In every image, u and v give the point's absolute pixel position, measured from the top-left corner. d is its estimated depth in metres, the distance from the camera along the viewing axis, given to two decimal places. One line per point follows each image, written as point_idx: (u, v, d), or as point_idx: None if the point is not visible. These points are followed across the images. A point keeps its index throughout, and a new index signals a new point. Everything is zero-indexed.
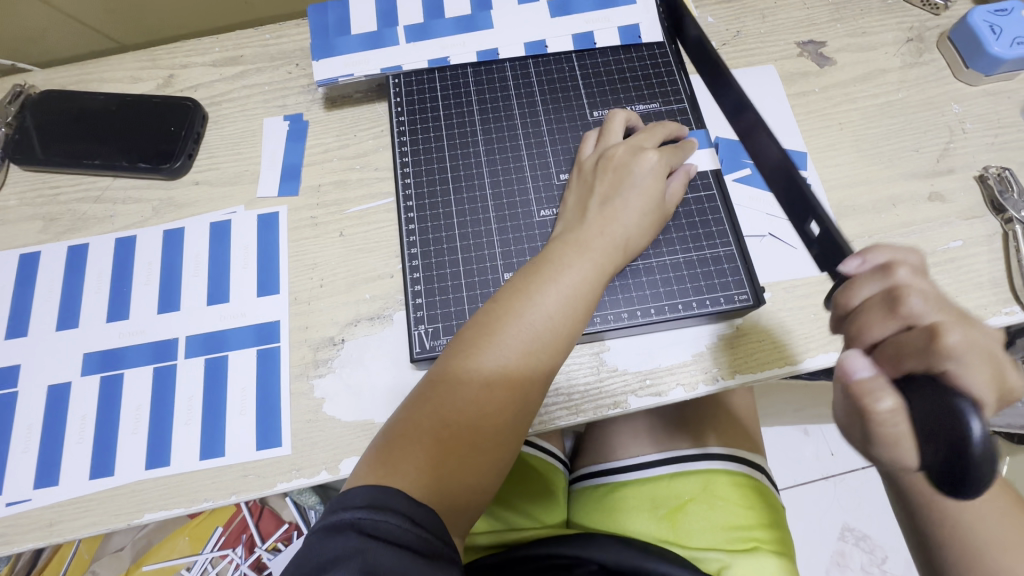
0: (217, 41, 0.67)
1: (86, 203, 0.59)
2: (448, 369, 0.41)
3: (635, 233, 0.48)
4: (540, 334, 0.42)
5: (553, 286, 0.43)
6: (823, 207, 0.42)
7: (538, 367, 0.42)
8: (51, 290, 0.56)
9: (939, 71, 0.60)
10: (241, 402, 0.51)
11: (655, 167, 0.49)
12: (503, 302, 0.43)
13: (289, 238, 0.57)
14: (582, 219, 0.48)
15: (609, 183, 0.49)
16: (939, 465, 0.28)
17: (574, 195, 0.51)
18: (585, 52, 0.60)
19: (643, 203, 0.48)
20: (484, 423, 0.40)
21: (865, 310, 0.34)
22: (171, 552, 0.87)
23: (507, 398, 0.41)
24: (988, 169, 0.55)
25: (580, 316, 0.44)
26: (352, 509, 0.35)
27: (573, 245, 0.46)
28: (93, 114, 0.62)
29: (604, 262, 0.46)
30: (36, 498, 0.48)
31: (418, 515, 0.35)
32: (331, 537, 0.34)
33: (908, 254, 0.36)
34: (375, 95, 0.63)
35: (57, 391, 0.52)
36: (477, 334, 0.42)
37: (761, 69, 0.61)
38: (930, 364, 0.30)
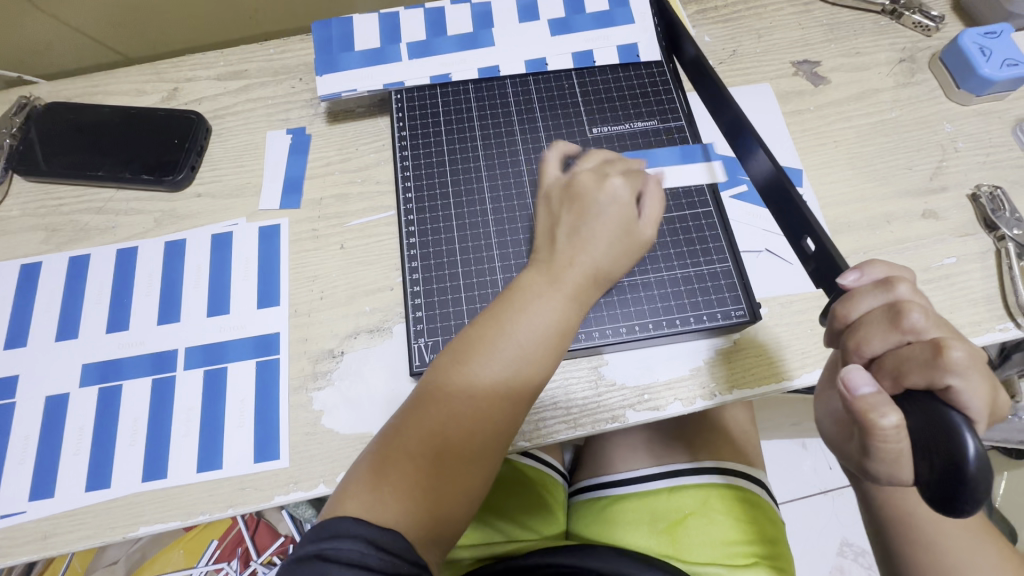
0: (222, 56, 0.68)
1: (89, 214, 0.60)
2: (428, 394, 0.42)
3: (605, 262, 0.46)
4: (515, 362, 0.42)
5: (527, 315, 0.43)
6: (819, 224, 0.43)
7: (514, 392, 0.42)
8: (52, 300, 0.56)
9: (931, 91, 0.61)
10: (240, 414, 0.51)
11: (622, 192, 0.47)
12: (479, 329, 0.43)
13: (291, 251, 0.57)
14: (551, 248, 0.46)
15: (574, 214, 0.47)
16: (936, 482, 0.28)
17: (539, 224, 0.49)
18: (585, 70, 0.61)
19: (610, 232, 0.46)
20: (461, 448, 0.40)
21: (864, 324, 0.33)
22: (166, 566, 0.85)
23: (485, 423, 0.41)
24: (980, 188, 0.56)
25: (557, 342, 0.43)
26: (318, 539, 0.36)
27: (544, 275, 0.45)
28: (98, 127, 0.62)
29: (574, 290, 0.44)
30: (30, 511, 0.48)
31: (381, 540, 0.36)
32: (301, 569, 0.35)
33: (902, 273, 0.37)
34: (377, 110, 0.63)
35: (55, 402, 0.52)
36: (452, 361, 0.42)
37: (757, 87, 0.62)
38: (933, 380, 0.30)
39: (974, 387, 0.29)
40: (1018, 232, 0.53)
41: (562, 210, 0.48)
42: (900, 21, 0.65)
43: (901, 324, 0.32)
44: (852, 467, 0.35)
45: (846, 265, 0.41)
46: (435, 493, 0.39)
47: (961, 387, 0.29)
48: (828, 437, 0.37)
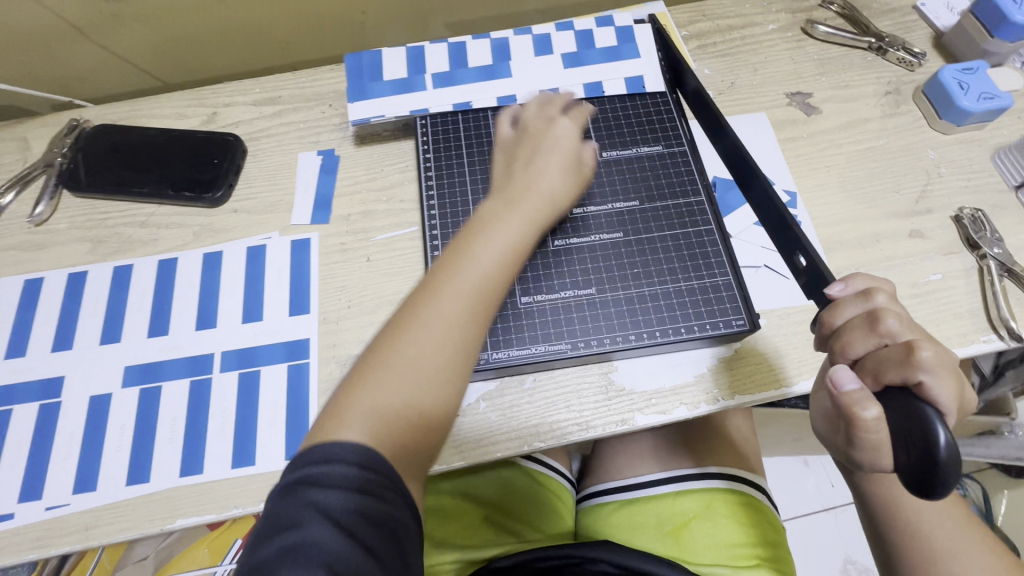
0: (258, 83, 0.73)
1: (132, 227, 0.64)
2: (398, 326, 0.44)
3: (557, 186, 0.54)
4: (475, 283, 0.46)
5: (489, 239, 0.48)
6: (808, 241, 0.47)
7: (476, 314, 0.45)
8: (97, 306, 0.60)
9: (915, 121, 0.66)
10: (272, 414, 0.54)
11: (569, 131, 0.57)
12: (445, 259, 0.47)
13: (320, 263, 0.61)
14: (508, 176, 0.54)
15: (527, 147, 0.56)
16: (912, 468, 0.32)
17: (495, 161, 0.57)
18: (595, 99, 0.66)
19: (562, 160, 0.55)
20: (431, 365, 0.43)
21: (847, 329, 0.37)
22: (191, 563, 0.83)
23: (453, 344, 0.44)
24: (962, 210, 0.60)
25: (513, 264, 0.49)
26: (302, 466, 0.38)
27: (504, 204, 0.51)
28: (142, 147, 0.67)
29: (531, 213, 0.51)
30: (74, 503, 0.51)
31: (364, 458, 0.38)
32: (287, 496, 0.37)
33: (883, 284, 0.41)
34: (401, 133, 0.68)
35: (98, 402, 0.55)
36: (421, 293, 0.45)
37: (753, 116, 0.67)
38: (907, 376, 0.33)
39: (944, 383, 0.33)
40: (998, 251, 0.57)
41: (518, 145, 0.56)
42: (885, 57, 0.70)
43: (878, 328, 0.35)
44: (841, 459, 0.38)
45: (834, 277, 0.44)
46: (407, 410, 0.41)
47: (932, 382, 0.33)
48: (820, 433, 0.40)
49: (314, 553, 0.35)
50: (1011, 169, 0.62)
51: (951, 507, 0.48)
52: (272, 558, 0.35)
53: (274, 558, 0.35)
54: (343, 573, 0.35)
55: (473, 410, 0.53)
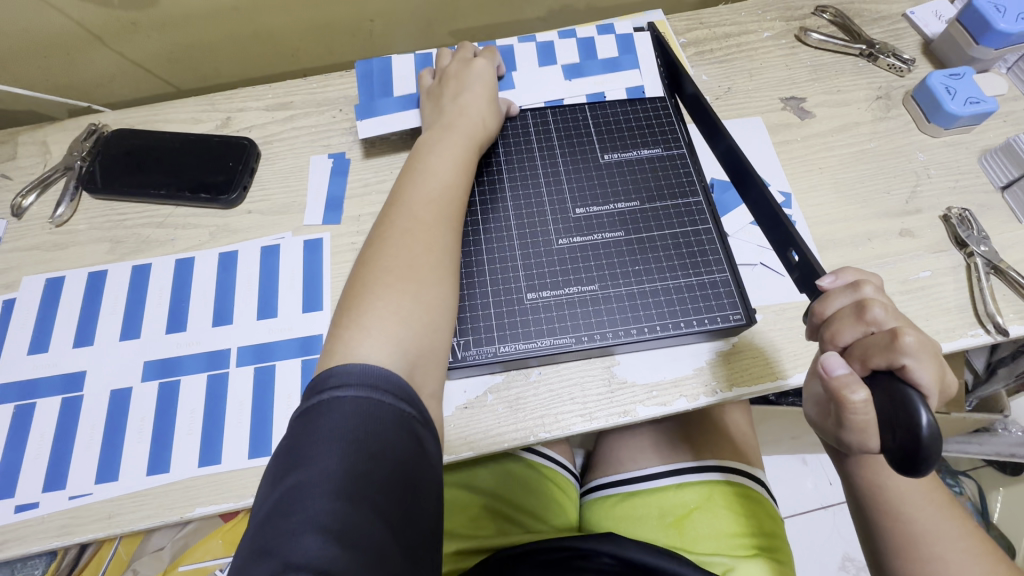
0: (270, 89, 0.75)
1: (150, 227, 0.66)
2: (373, 243, 0.51)
3: (486, 113, 0.62)
4: (429, 185, 0.55)
5: (434, 160, 0.57)
6: (800, 237, 0.49)
7: (437, 209, 0.53)
8: (117, 303, 0.62)
9: (905, 125, 0.68)
10: (287, 406, 0.56)
11: (483, 65, 0.66)
12: (400, 184, 0.55)
13: (332, 262, 0.64)
14: (442, 114, 0.62)
15: (453, 87, 0.64)
16: (897, 447, 0.34)
17: (427, 108, 0.64)
18: (596, 104, 0.69)
19: (484, 86, 0.64)
20: (419, 261, 0.50)
21: (837, 318, 0.39)
22: (205, 554, 0.83)
23: (428, 231, 0.51)
24: (951, 211, 0.62)
25: (462, 174, 0.57)
26: (327, 391, 0.40)
27: (442, 133, 0.59)
28: (159, 151, 0.70)
29: (469, 133, 0.60)
30: (96, 492, 0.53)
31: (381, 378, 0.41)
32: (312, 424, 0.39)
33: (871, 278, 0.43)
34: (409, 137, 0.71)
35: (119, 395, 0.57)
36: (385, 212, 0.53)
37: (749, 120, 0.69)
38: (892, 361, 0.35)
39: (927, 366, 0.35)
40: (985, 249, 0.59)
41: (444, 87, 0.64)
42: (876, 63, 0.73)
43: (865, 317, 0.38)
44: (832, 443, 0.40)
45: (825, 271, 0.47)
46: (404, 280, 0.48)
47: (915, 366, 0.35)
48: (812, 420, 0.42)
49: (343, 478, 0.36)
50: (997, 170, 0.64)
51: (932, 492, 0.50)
52: (292, 484, 0.36)
53: (296, 484, 0.36)
54: (371, 494, 0.37)
55: (481, 403, 0.55)
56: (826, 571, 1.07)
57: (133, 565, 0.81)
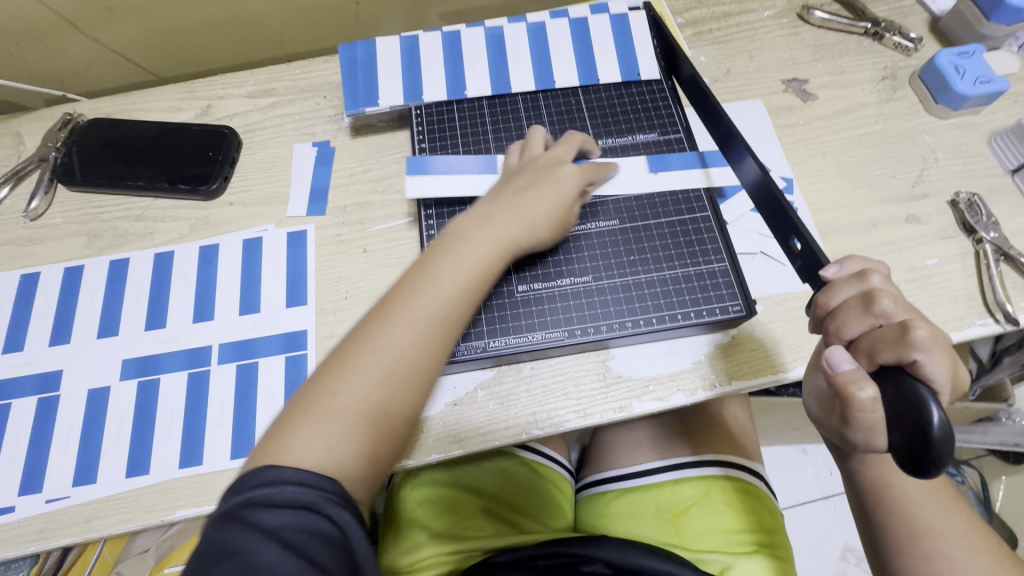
0: (252, 75, 0.73)
1: (128, 220, 0.64)
2: (351, 341, 0.46)
3: (540, 219, 0.53)
4: (433, 299, 0.47)
5: (448, 263, 0.49)
6: (803, 225, 0.47)
7: (427, 334, 0.46)
8: (94, 299, 0.60)
9: (912, 106, 0.66)
10: (270, 404, 0.54)
11: (569, 169, 0.55)
12: (405, 279, 0.49)
13: (317, 254, 0.61)
14: (490, 203, 0.53)
15: (529, 177, 0.54)
16: (904, 447, 0.32)
17: (491, 190, 0.56)
18: (590, 87, 0.66)
19: (553, 195, 0.53)
20: (377, 395, 0.44)
21: (842, 310, 0.37)
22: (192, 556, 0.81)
23: (406, 361, 0.45)
24: (959, 195, 0.60)
25: (478, 289, 0.49)
26: (245, 490, 0.38)
27: (476, 222, 0.52)
28: (137, 141, 0.67)
29: (502, 238, 0.51)
30: (74, 495, 0.51)
31: (306, 478, 0.39)
32: (230, 523, 0.37)
33: (878, 267, 0.41)
34: (396, 124, 0.68)
35: (97, 394, 0.55)
36: (377, 308, 0.48)
37: (749, 103, 0.67)
38: (901, 355, 0.33)
39: (938, 361, 0.33)
40: (994, 236, 0.57)
41: (517, 177, 0.55)
42: (882, 42, 0.70)
43: (872, 309, 0.36)
44: (835, 441, 0.39)
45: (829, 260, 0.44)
46: (352, 412, 0.43)
47: (926, 361, 0.33)
48: (815, 416, 0.41)
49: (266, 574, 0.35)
50: (1008, 152, 0.62)
51: (935, 489, 0.48)
52: None
53: None
54: None
55: (472, 399, 0.53)
56: (826, 561, 1.06)
57: (117, 567, 0.81)
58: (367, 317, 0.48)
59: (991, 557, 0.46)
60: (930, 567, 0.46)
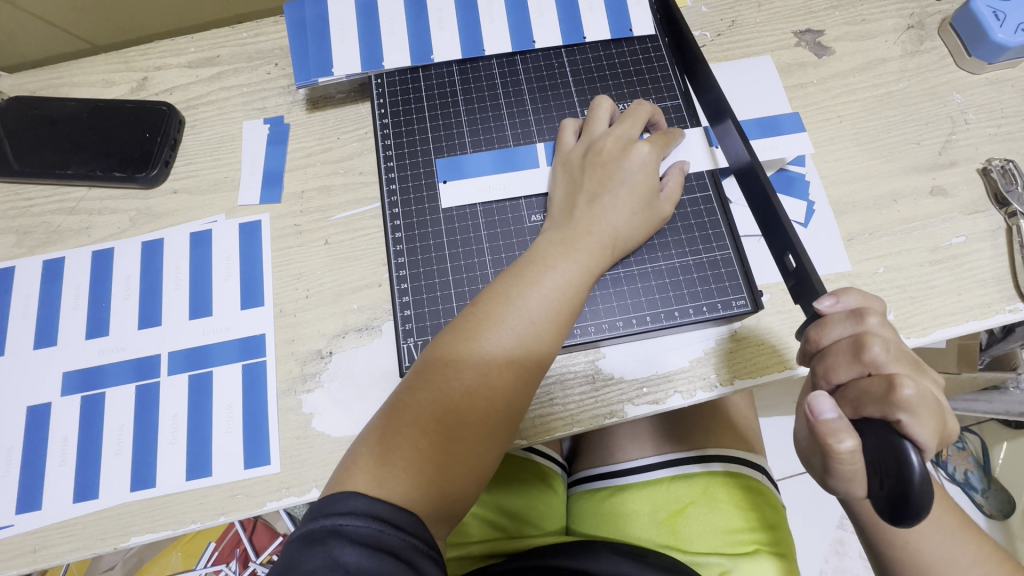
0: (192, 41, 0.64)
1: (61, 214, 0.57)
2: (432, 374, 0.41)
3: (625, 232, 0.47)
4: (524, 335, 0.42)
5: (537, 288, 0.43)
6: (798, 240, 0.42)
7: (523, 370, 0.42)
8: (28, 305, 0.54)
9: (940, 60, 0.58)
10: (228, 419, 0.49)
11: (646, 161, 0.48)
12: (483, 305, 0.43)
13: (273, 248, 0.55)
14: (568, 216, 0.47)
15: (597, 177, 0.48)
16: (884, 497, 0.30)
17: (558, 194, 0.49)
18: (574, 47, 0.58)
19: (633, 201, 0.47)
20: (465, 435, 0.40)
21: (831, 352, 0.36)
22: (164, 569, 0.88)
23: (491, 399, 0.41)
24: (991, 162, 0.53)
25: (563, 318, 0.43)
26: (334, 515, 0.35)
27: (559, 243, 0.45)
28: (65, 122, 0.59)
29: (589, 261, 0.45)
30: (18, 524, 0.47)
31: (398, 519, 0.36)
32: (311, 548, 0.34)
33: (875, 305, 0.38)
34: (357, 95, 0.60)
35: (37, 412, 0.50)
36: (456, 336, 0.42)
37: (757, 61, 0.59)
38: (886, 413, 0.32)
39: (924, 422, 0.31)
40: None
41: (586, 177, 0.48)
42: None
43: (862, 356, 0.34)
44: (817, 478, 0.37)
45: (824, 289, 0.40)
46: (436, 452, 0.39)
47: (910, 422, 0.31)
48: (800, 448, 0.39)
49: None
50: None
51: (943, 514, 0.44)
52: None
53: None
54: None
55: None
56: (823, 530, 0.99)
57: None
58: (437, 347, 0.42)
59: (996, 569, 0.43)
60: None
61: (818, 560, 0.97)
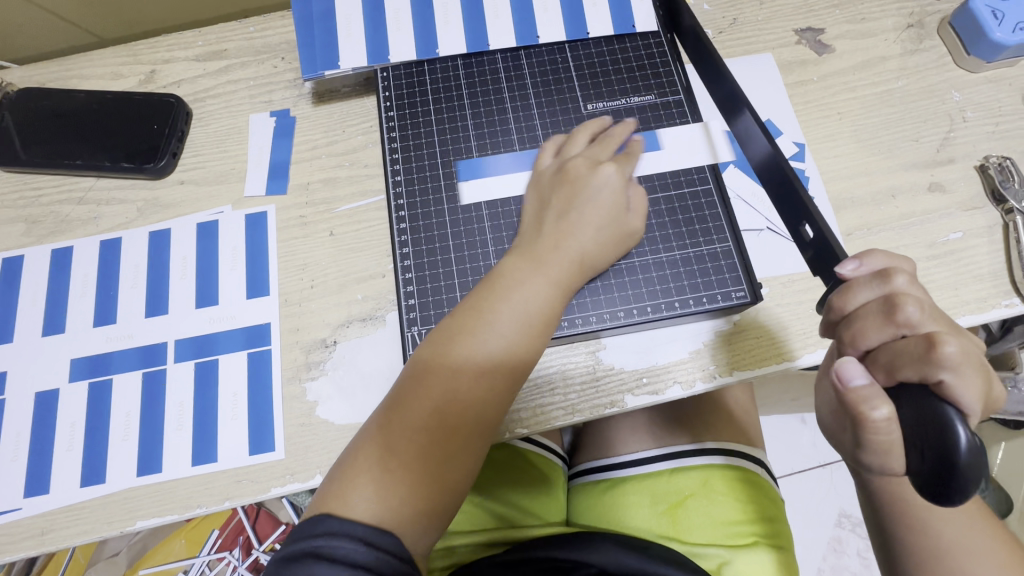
0: (199, 35, 0.65)
1: (70, 204, 0.58)
2: (407, 393, 0.41)
3: (591, 243, 0.47)
4: (493, 351, 0.42)
5: (505, 305, 0.43)
6: (815, 207, 0.42)
7: (496, 386, 0.42)
8: (37, 292, 0.55)
9: (939, 58, 0.59)
10: (233, 407, 0.50)
11: (609, 175, 0.48)
12: (455, 321, 0.44)
13: (279, 238, 0.56)
14: (536, 233, 0.47)
15: (560, 193, 0.48)
16: (925, 472, 0.31)
17: (527, 209, 0.50)
18: (578, 42, 0.59)
19: (601, 216, 0.47)
20: (442, 452, 0.40)
21: (861, 316, 0.36)
22: (168, 556, 0.89)
23: (467, 416, 0.41)
24: (989, 159, 0.54)
25: (534, 332, 0.43)
26: (313, 536, 0.37)
27: (528, 259, 0.45)
28: (73, 113, 0.60)
29: (558, 275, 0.45)
30: (26, 507, 0.48)
31: (373, 537, 0.37)
32: (292, 568, 0.35)
33: (902, 265, 0.39)
34: (363, 89, 0.61)
35: (45, 398, 0.51)
36: (428, 355, 0.43)
37: (758, 58, 0.60)
38: (925, 374, 0.32)
39: (967, 379, 0.32)
40: None
41: (552, 193, 0.48)
42: None
43: (895, 318, 0.34)
44: (849, 455, 0.38)
45: (844, 253, 0.40)
46: (413, 470, 0.39)
47: (953, 380, 0.31)
48: (830, 426, 0.40)
49: None
50: None
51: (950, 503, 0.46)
52: None
53: None
54: None
55: None
56: (821, 528, 1.00)
57: (88, 570, 0.87)
58: (412, 366, 0.43)
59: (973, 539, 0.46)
60: (900, 541, 0.48)
61: (817, 557, 0.98)
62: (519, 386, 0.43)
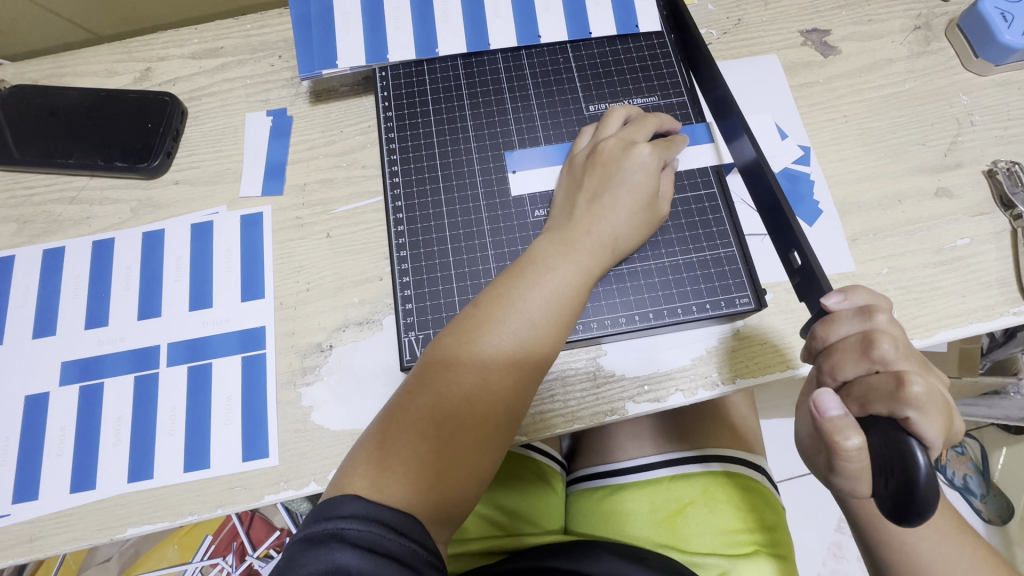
0: (196, 32, 0.64)
1: (62, 204, 0.57)
2: (433, 377, 0.41)
3: (624, 231, 0.46)
4: (523, 338, 0.42)
5: (537, 290, 0.43)
6: (803, 235, 0.41)
7: (524, 371, 0.42)
8: (27, 294, 0.54)
9: (947, 61, 0.58)
10: (227, 412, 0.49)
11: (647, 160, 0.47)
12: (483, 307, 0.43)
13: (274, 240, 0.55)
14: (568, 217, 0.47)
15: (595, 179, 0.47)
16: (889, 497, 0.31)
17: (559, 197, 0.49)
18: (580, 42, 0.58)
19: (633, 202, 0.46)
20: (469, 438, 0.40)
21: (838, 350, 0.36)
22: (160, 561, 0.88)
23: (493, 401, 0.40)
24: (997, 164, 0.53)
25: (564, 318, 0.43)
26: (337, 518, 0.35)
27: (558, 244, 0.45)
28: (67, 111, 0.59)
29: (589, 262, 0.45)
30: (15, 513, 0.47)
31: (402, 524, 0.36)
32: (312, 550, 0.34)
33: (882, 303, 0.38)
34: (361, 88, 0.60)
35: (35, 401, 0.50)
36: (456, 339, 0.42)
37: (762, 60, 0.59)
38: (893, 410, 0.32)
39: (930, 420, 0.32)
40: None
41: (585, 180, 0.48)
42: None
43: (871, 354, 0.34)
44: (821, 477, 0.38)
45: (827, 286, 0.39)
46: (440, 454, 0.39)
47: (918, 419, 0.32)
48: (802, 445, 0.40)
49: None
50: None
51: (944, 519, 0.46)
52: None
53: None
54: None
55: None
56: (822, 533, 0.99)
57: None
58: (436, 350, 0.42)
59: (970, 549, 0.45)
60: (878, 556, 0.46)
61: (816, 562, 0.97)
62: (545, 371, 0.43)
